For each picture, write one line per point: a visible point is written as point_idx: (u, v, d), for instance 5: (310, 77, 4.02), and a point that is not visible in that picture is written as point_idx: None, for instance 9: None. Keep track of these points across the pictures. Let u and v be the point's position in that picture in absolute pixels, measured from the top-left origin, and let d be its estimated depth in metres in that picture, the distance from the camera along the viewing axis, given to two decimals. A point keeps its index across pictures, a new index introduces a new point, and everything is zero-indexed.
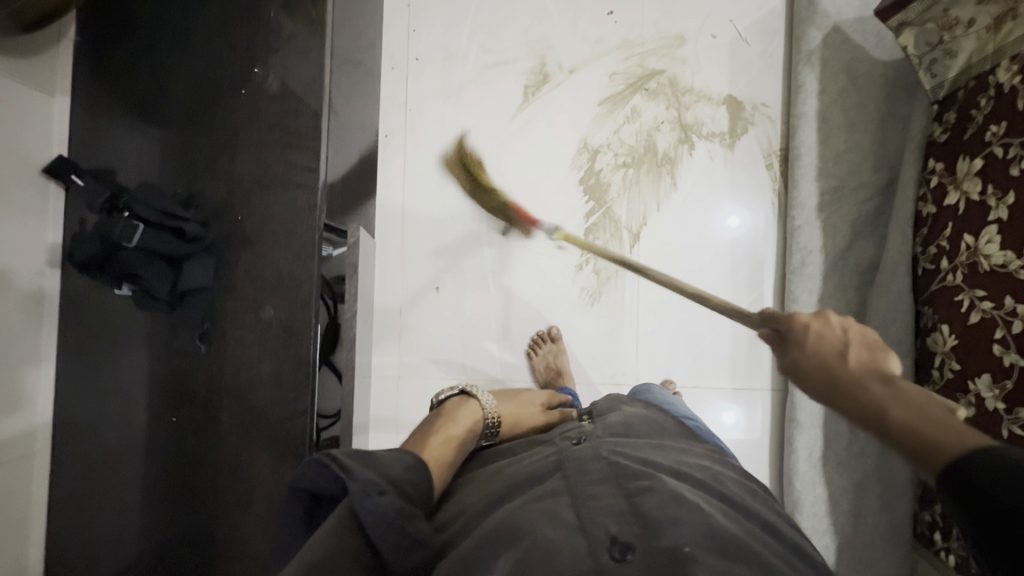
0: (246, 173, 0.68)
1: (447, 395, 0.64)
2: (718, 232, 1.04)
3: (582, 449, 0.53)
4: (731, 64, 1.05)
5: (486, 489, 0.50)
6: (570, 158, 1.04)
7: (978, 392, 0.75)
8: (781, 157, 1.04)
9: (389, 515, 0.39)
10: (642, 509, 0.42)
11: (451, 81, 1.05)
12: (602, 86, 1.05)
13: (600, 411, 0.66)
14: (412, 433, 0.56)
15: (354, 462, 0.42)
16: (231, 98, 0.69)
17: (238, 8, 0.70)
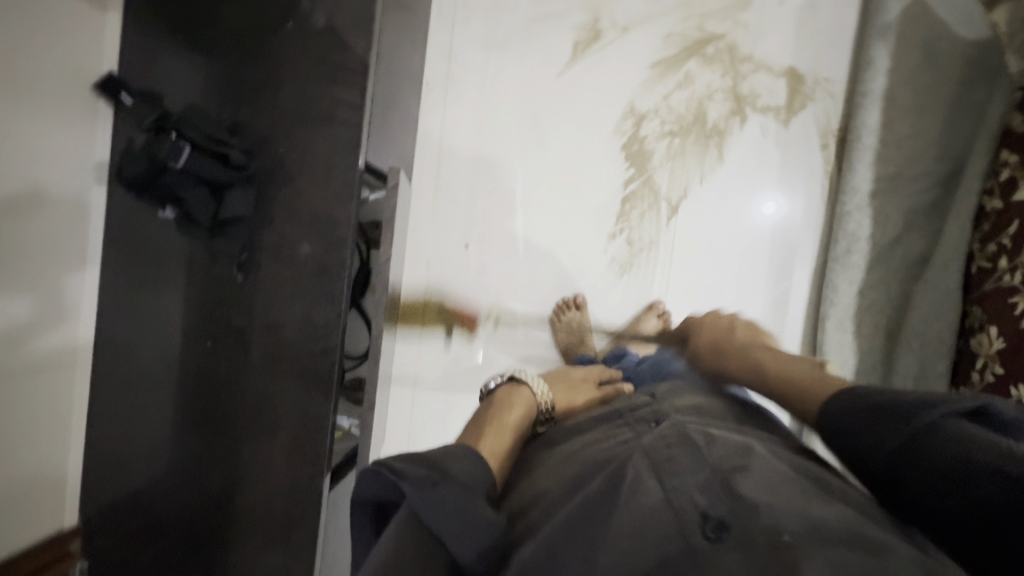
0: (291, 107, 0.67)
1: (496, 382, 0.64)
2: (756, 218, 1.00)
3: (661, 427, 0.51)
4: (797, 33, 0.99)
5: (558, 471, 0.48)
6: (615, 122, 1.01)
7: (1020, 399, 0.72)
8: (839, 138, 0.99)
9: (449, 505, 0.39)
10: (731, 485, 0.42)
11: (501, 29, 1.00)
12: (656, 47, 1.00)
13: (663, 393, 0.62)
14: (467, 427, 0.56)
15: (407, 464, 0.41)
16: (279, 28, 0.68)
17: None
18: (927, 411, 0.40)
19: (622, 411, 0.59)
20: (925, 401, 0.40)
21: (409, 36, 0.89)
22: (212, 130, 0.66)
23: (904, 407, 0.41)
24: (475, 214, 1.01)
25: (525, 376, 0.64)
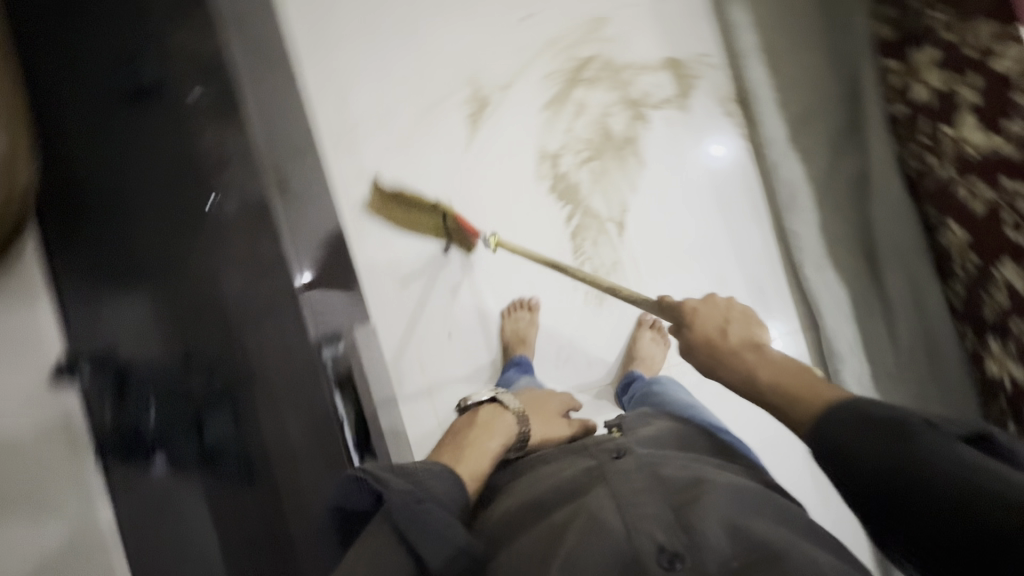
0: (232, 308, 0.73)
1: (478, 401, 0.78)
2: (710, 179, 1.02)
3: (623, 461, 0.60)
4: (659, 26, 1.03)
5: (525, 495, 0.61)
6: (534, 170, 1.04)
7: (1007, 280, 0.72)
8: (738, 101, 1.02)
9: (430, 518, 0.53)
10: (685, 518, 0.50)
11: (397, 135, 1.04)
12: (541, 90, 1.04)
13: (630, 424, 0.74)
14: (452, 446, 0.70)
15: (391, 476, 0.58)
16: (197, 248, 0.76)
17: (184, 162, 0.77)
18: (928, 433, 0.47)
19: (589, 443, 0.69)
20: (927, 424, 0.48)
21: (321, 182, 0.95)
22: (177, 372, 0.75)
23: (905, 424, 0.48)
24: (447, 306, 1.03)
25: (506, 400, 0.76)
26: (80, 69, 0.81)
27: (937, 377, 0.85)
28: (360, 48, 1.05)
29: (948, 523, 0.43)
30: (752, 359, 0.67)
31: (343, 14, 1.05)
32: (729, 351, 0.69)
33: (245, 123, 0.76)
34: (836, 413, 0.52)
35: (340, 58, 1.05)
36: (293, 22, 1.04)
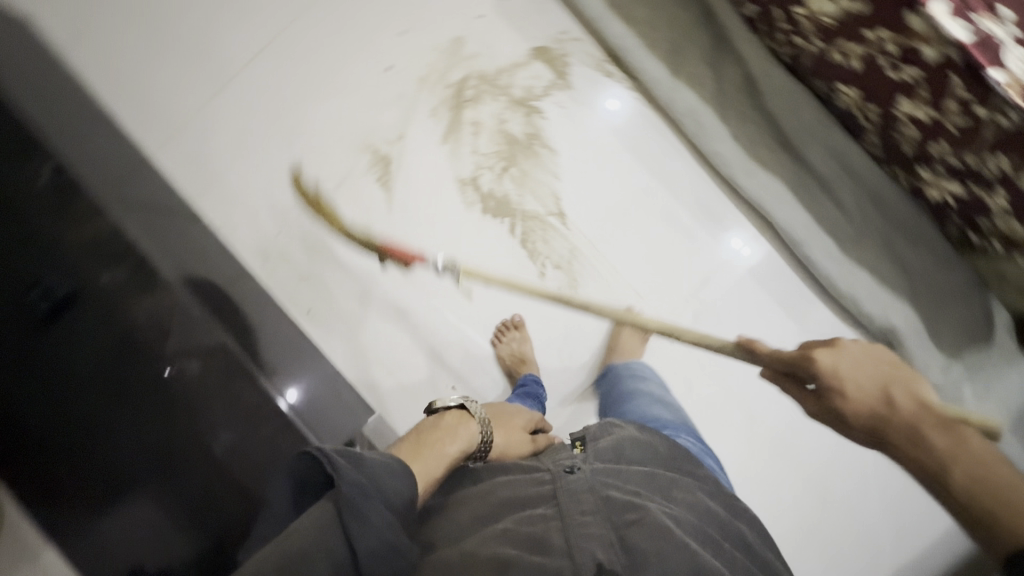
0: (241, 465, 0.83)
1: (446, 404, 0.68)
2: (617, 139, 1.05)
3: (576, 479, 0.60)
4: (512, 26, 1.06)
5: (472, 510, 0.57)
6: (460, 200, 1.04)
7: (909, 115, 0.78)
8: (611, 61, 1.05)
9: (376, 520, 0.47)
10: (627, 538, 0.53)
11: (320, 227, 1.03)
12: (433, 126, 1.05)
13: (592, 433, 0.71)
14: (411, 440, 0.62)
15: (344, 463, 0.48)
16: (184, 438, 0.84)
17: (137, 355, 0.88)
18: None
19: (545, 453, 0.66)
20: None
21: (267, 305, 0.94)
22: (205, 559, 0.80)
23: None
24: (438, 360, 1.01)
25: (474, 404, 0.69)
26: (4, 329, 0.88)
27: (889, 219, 0.96)
28: (248, 158, 1.03)
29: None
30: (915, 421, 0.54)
31: (218, 133, 1.03)
32: (906, 424, 0.54)
33: (177, 294, 0.91)
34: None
35: (232, 176, 1.02)
36: (173, 161, 1.02)
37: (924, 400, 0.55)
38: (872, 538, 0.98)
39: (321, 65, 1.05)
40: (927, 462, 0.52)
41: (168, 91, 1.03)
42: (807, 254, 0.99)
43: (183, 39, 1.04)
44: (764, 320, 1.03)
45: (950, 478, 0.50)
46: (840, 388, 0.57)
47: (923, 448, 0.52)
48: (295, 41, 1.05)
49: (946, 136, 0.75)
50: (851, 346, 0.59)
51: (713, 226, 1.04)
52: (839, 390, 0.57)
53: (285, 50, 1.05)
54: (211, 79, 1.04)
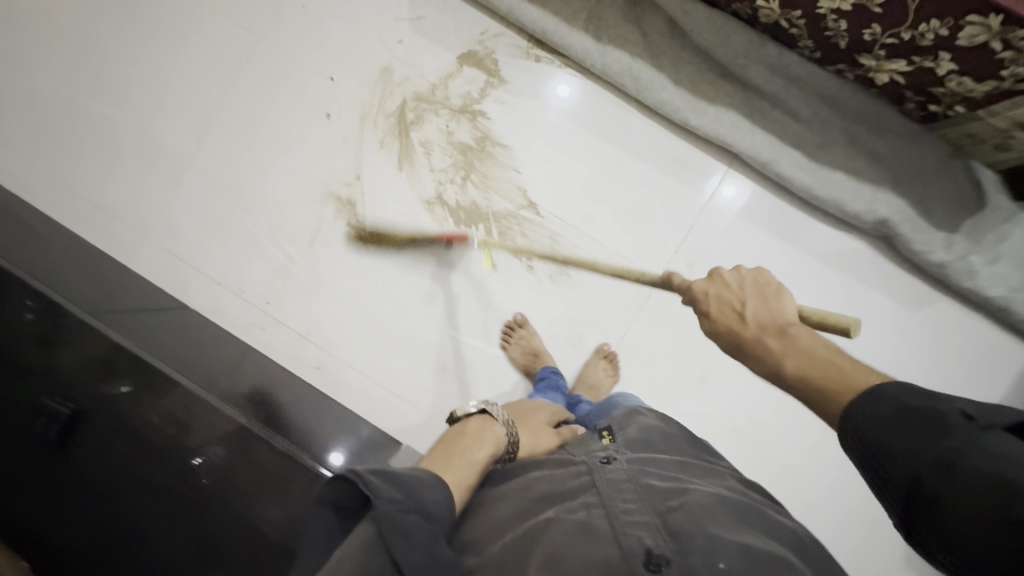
0: (269, 551, 0.74)
1: (468, 410, 0.68)
2: (568, 116, 1.05)
3: (615, 468, 0.59)
4: (432, 39, 1.06)
5: (513, 507, 0.56)
6: (431, 220, 1.05)
7: (832, 11, 0.80)
8: (537, 45, 1.05)
9: (420, 537, 0.46)
10: (673, 523, 0.51)
11: (308, 283, 1.06)
12: (385, 157, 1.06)
13: (619, 424, 0.73)
14: (438, 450, 0.62)
15: (380, 481, 0.48)
16: (202, 540, 0.75)
17: (142, 460, 0.78)
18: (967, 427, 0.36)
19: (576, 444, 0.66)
20: (968, 420, 0.36)
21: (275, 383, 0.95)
22: None
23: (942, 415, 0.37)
24: (454, 376, 1.04)
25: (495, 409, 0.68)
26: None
27: (849, 116, 0.96)
28: (221, 239, 1.07)
29: (919, 491, 0.35)
30: (777, 342, 0.52)
31: (186, 223, 1.07)
32: (754, 336, 0.55)
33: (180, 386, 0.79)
34: (873, 401, 0.41)
35: (210, 259, 1.07)
36: (150, 262, 1.07)
37: (778, 315, 0.56)
38: None
39: (264, 130, 1.07)
40: (769, 363, 0.52)
41: (130, 198, 1.08)
42: (779, 173, 0.98)
43: (129, 146, 1.08)
44: (759, 248, 1.03)
45: (783, 370, 0.50)
46: (710, 317, 0.60)
47: (765, 348, 0.53)
48: (233, 115, 1.08)
49: (873, 20, 0.78)
50: (738, 279, 0.61)
51: (683, 174, 1.04)
52: (710, 318, 0.61)
53: (227, 127, 1.08)
54: (166, 175, 1.08)
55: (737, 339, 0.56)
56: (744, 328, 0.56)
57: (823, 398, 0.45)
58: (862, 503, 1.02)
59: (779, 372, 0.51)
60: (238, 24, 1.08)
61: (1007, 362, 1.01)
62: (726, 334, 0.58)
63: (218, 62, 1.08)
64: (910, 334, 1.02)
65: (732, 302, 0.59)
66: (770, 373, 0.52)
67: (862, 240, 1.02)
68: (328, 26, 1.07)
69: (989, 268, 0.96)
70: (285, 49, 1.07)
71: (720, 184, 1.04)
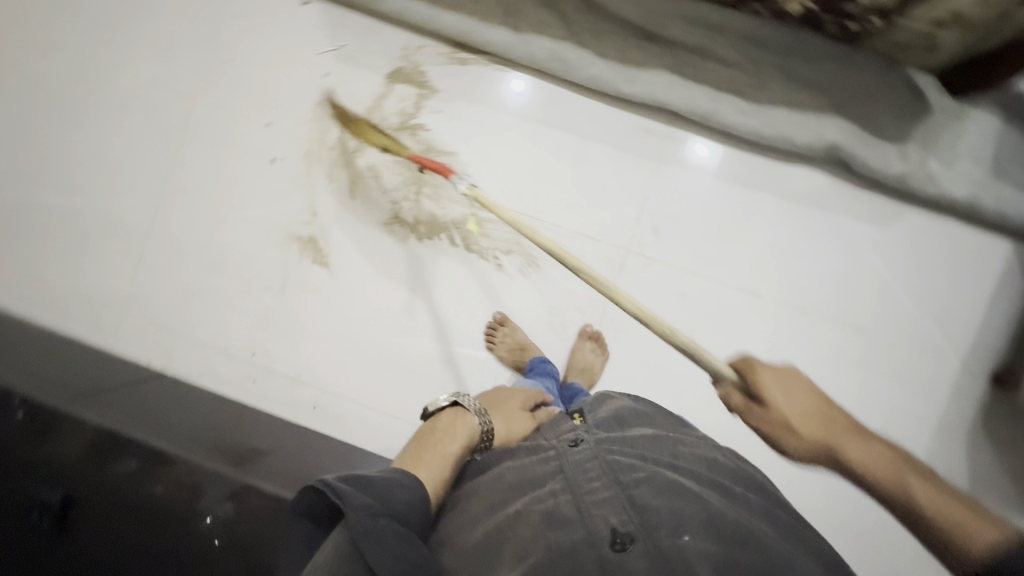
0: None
1: (440, 404, 0.74)
2: (518, 112, 1.05)
3: (580, 451, 0.68)
4: (358, 65, 1.07)
5: (491, 498, 0.64)
6: (394, 240, 1.06)
7: None
8: (460, 48, 1.05)
9: (389, 540, 0.52)
10: (634, 499, 0.59)
11: (288, 327, 1.07)
12: (336, 189, 1.07)
13: (590, 406, 0.83)
14: (412, 446, 0.68)
15: (350, 489, 0.55)
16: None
17: (157, 528, 0.79)
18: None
19: (546, 431, 0.76)
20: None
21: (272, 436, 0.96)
22: None
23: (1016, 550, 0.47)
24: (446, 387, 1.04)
25: (466, 400, 0.74)
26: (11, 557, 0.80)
27: (775, 52, 0.96)
28: (197, 301, 1.09)
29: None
30: (905, 473, 0.60)
31: (161, 293, 1.09)
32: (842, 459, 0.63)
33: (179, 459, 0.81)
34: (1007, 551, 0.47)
35: (189, 324, 1.08)
36: (132, 337, 1.09)
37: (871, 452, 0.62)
38: (904, 339, 1.02)
39: (217, 188, 1.09)
40: (877, 470, 0.61)
41: (100, 280, 1.10)
42: (721, 121, 0.98)
43: (90, 230, 1.10)
44: (725, 201, 1.03)
45: (912, 490, 0.58)
46: (828, 439, 0.64)
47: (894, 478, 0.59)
48: (183, 179, 1.09)
49: None
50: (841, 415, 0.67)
51: (636, 144, 1.04)
52: (817, 438, 0.64)
53: (179, 192, 1.09)
54: (131, 250, 1.10)
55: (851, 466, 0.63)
56: (850, 450, 0.63)
57: (956, 541, 0.52)
58: (871, 426, 1.02)
59: (914, 504, 0.57)
60: (169, 91, 1.09)
61: (988, 258, 1.01)
62: (784, 424, 0.66)
63: (158, 131, 1.10)
64: (885, 252, 1.02)
65: (795, 398, 0.67)
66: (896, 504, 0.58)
67: (819, 169, 1.02)
68: (255, 73, 1.08)
69: (947, 169, 0.96)
70: (219, 105, 1.09)
71: (684, 146, 1.03)
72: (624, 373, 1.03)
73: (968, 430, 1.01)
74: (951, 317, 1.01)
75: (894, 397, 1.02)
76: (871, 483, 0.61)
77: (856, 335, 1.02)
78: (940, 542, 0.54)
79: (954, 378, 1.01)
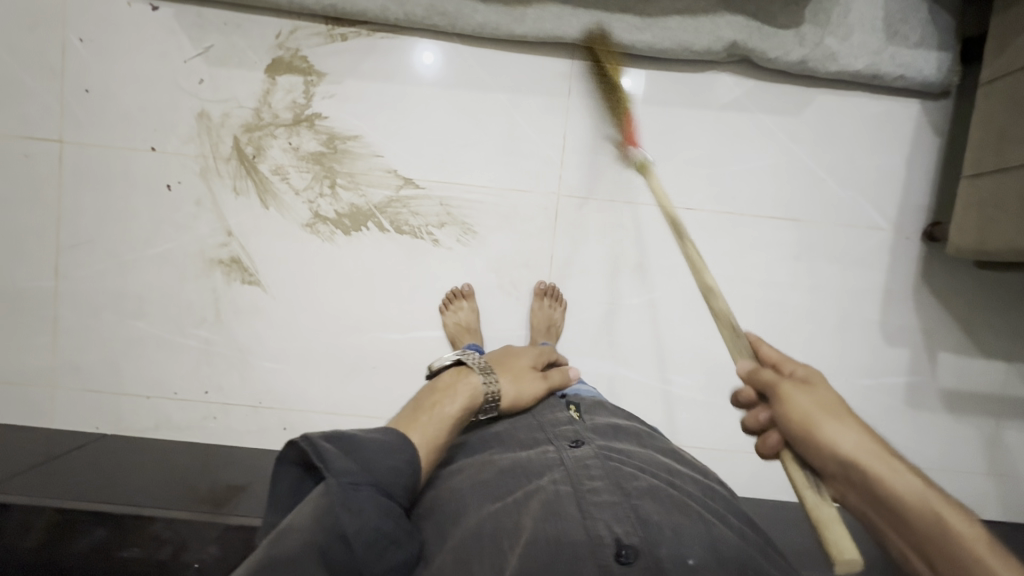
0: None
1: (446, 368, 0.77)
2: (427, 83, 1.00)
3: (581, 451, 0.66)
4: (231, 63, 0.98)
5: (494, 477, 0.63)
6: (320, 240, 1.01)
7: None
8: (337, 23, 0.98)
9: (369, 509, 0.51)
10: (640, 512, 0.57)
11: (235, 355, 1.02)
12: (246, 200, 1.00)
13: (586, 406, 0.80)
14: (412, 409, 0.69)
15: (334, 452, 0.53)
16: None
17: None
18: None
19: (546, 422, 0.74)
20: None
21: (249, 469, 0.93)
22: None
23: None
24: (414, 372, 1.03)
25: (471, 363, 0.77)
26: None
27: None
28: (130, 354, 1.02)
29: None
30: (907, 472, 0.49)
31: (88, 354, 1.02)
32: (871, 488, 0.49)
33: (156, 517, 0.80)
34: None
35: (129, 378, 1.02)
36: (70, 409, 1.02)
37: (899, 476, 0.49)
38: (839, 218, 1.05)
39: (117, 230, 1.01)
40: (855, 456, 0.50)
41: (18, 357, 1.02)
42: (618, 42, 0.96)
43: None
44: (649, 126, 1.02)
45: (976, 551, 0.44)
46: (812, 422, 0.52)
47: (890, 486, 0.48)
48: (76, 230, 1.01)
49: None
50: (807, 382, 0.56)
51: (546, 84, 1.01)
52: (791, 421, 0.54)
53: (76, 244, 1.01)
54: (42, 318, 1.02)
55: (842, 471, 0.50)
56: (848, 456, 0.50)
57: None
58: (825, 307, 1.06)
59: (966, 550, 0.44)
60: (30, 137, 0.99)
61: (899, 122, 1.03)
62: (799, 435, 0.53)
63: (30, 185, 1.00)
64: (804, 139, 1.03)
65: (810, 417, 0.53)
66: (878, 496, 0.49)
67: (725, 70, 1.01)
68: (122, 98, 0.99)
69: (845, 43, 0.96)
70: (92, 141, 0.99)
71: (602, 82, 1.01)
72: (585, 316, 1.03)
73: (913, 289, 1.06)
74: (877, 187, 1.04)
75: (841, 275, 1.05)
76: (882, 493, 0.48)
77: (793, 225, 1.04)
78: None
79: (891, 244, 1.05)
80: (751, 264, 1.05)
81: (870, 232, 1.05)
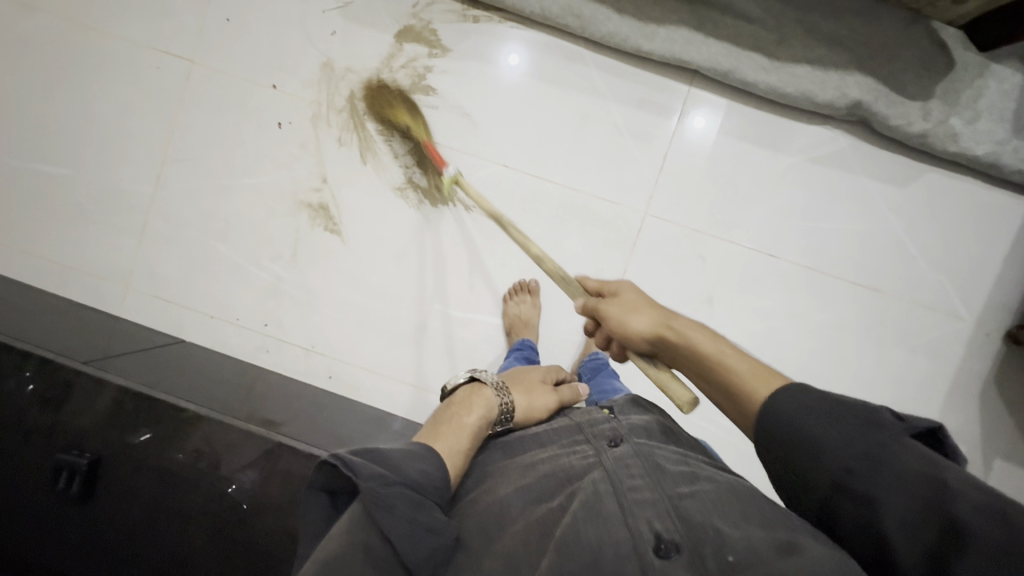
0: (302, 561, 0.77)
1: (456, 383, 0.71)
2: (535, 78, 1.02)
3: (620, 449, 0.63)
4: (364, 23, 1.02)
5: (535, 479, 0.60)
6: (407, 206, 1.04)
7: None
8: (471, 5, 1.02)
9: (402, 508, 0.49)
10: (680, 508, 0.53)
11: (300, 296, 1.05)
12: (347, 153, 1.04)
13: (621, 407, 0.75)
14: (429, 426, 0.65)
15: (363, 462, 0.50)
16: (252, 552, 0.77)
17: (186, 482, 0.78)
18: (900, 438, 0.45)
19: (583, 423, 0.70)
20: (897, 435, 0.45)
21: (291, 401, 0.93)
22: None
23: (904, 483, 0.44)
24: (465, 353, 1.04)
25: (485, 376, 0.71)
26: (34, 515, 0.79)
27: (798, 7, 0.94)
28: (204, 274, 1.06)
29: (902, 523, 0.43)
30: (687, 324, 0.58)
31: (166, 264, 1.06)
32: (680, 353, 0.58)
33: (204, 419, 0.78)
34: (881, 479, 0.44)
35: (198, 295, 1.06)
36: (138, 311, 1.06)
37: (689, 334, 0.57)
38: (921, 299, 1.02)
39: (221, 154, 1.05)
40: (655, 330, 0.60)
41: (103, 254, 1.07)
42: (742, 78, 0.96)
43: (91, 199, 1.07)
44: (749, 167, 1.02)
45: (724, 364, 0.54)
46: (620, 320, 0.63)
47: (687, 345, 0.57)
48: (185, 146, 1.06)
49: None
50: (618, 293, 0.67)
51: (654, 105, 1.02)
52: (610, 327, 0.64)
53: (181, 159, 1.06)
54: (134, 220, 1.06)
55: (659, 344, 0.60)
56: (668, 339, 0.59)
57: (742, 393, 0.52)
58: (887, 385, 1.03)
59: (722, 366, 0.54)
60: (165, 52, 1.05)
61: (1006, 216, 1.01)
62: (636, 334, 0.61)
63: (154, 94, 1.05)
64: (903, 212, 1.02)
65: (631, 311, 0.62)
66: (695, 366, 0.56)
67: (839, 128, 1.01)
68: (256, 34, 1.04)
69: (969, 127, 0.96)
70: (219, 67, 1.04)
71: (681, 118, 1.02)
72: None
73: (983, 387, 1.03)
74: (968, 278, 1.02)
75: (909, 357, 1.03)
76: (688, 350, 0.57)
77: (873, 295, 1.02)
78: (730, 403, 0.54)
79: (970, 337, 1.02)
80: (820, 324, 1.03)
81: (950, 323, 1.02)
